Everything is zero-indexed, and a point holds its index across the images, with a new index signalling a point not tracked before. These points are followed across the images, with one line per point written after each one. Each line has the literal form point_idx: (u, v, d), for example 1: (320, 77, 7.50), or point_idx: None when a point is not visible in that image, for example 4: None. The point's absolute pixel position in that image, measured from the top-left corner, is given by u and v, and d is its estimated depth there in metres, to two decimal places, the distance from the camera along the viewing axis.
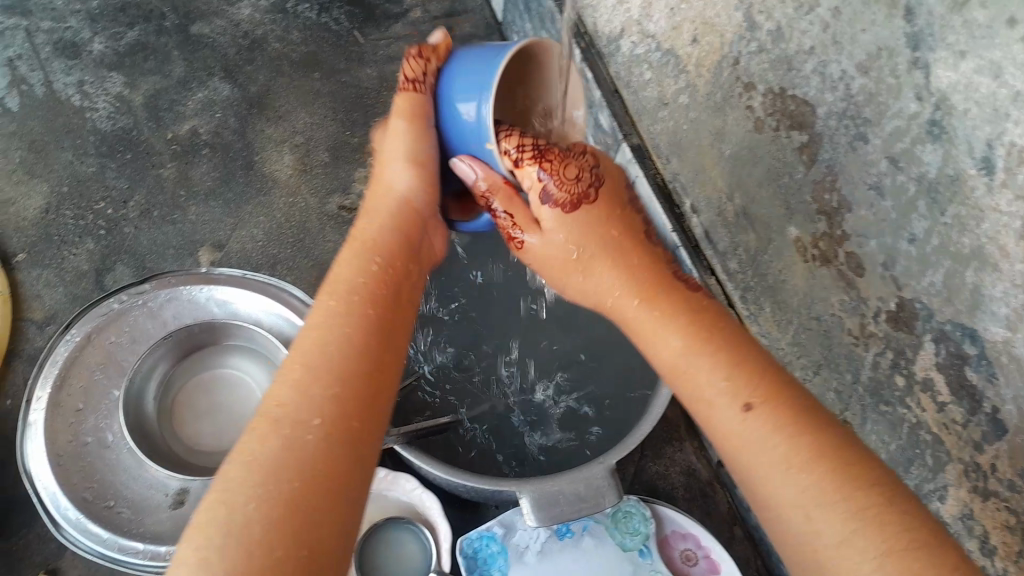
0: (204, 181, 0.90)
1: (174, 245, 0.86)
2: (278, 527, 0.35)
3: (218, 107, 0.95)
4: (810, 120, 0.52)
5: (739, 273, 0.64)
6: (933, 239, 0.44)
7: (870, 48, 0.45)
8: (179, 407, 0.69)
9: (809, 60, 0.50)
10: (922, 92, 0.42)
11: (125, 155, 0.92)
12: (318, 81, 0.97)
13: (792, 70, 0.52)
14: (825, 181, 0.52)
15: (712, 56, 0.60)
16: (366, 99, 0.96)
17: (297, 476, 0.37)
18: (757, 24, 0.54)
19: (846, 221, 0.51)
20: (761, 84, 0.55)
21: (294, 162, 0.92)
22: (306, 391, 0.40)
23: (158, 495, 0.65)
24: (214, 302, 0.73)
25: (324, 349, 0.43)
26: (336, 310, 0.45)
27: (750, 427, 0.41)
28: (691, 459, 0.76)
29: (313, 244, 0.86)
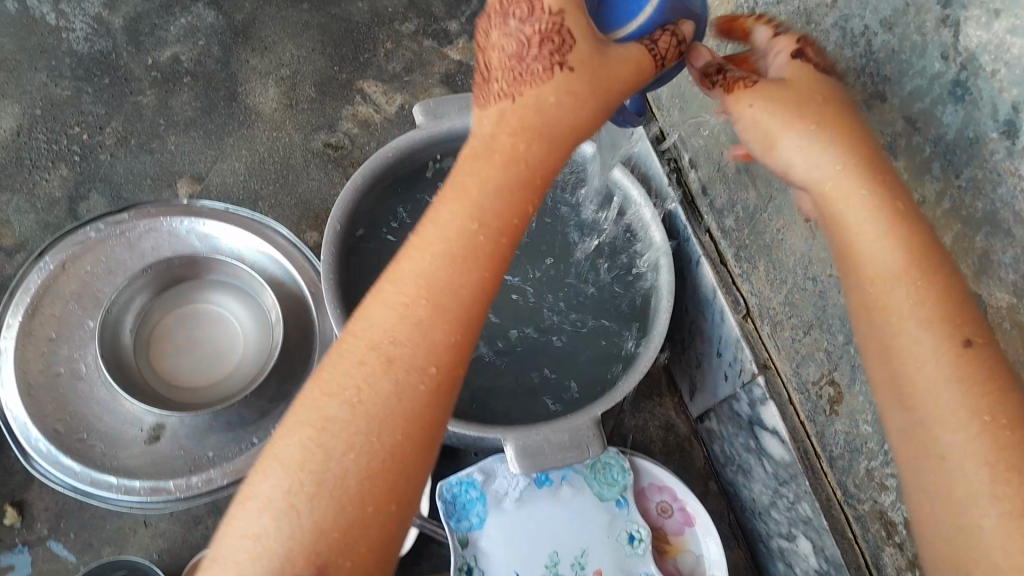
0: (184, 111, 0.87)
1: (152, 175, 0.84)
2: (375, 484, 0.34)
3: (200, 34, 0.92)
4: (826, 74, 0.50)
5: (734, 230, 0.62)
6: (946, 201, 0.43)
7: (897, 5, 0.44)
8: (156, 342, 0.67)
9: (830, 13, 0.49)
10: (948, 51, 0.41)
11: (103, 79, 0.88)
12: (306, 13, 0.94)
13: (810, 24, 0.51)
14: None
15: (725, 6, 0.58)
16: (357, 34, 0.93)
17: (395, 433, 0.35)
18: None
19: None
20: None
21: (279, 96, 0.89)
22: (426, 332, 0.35)
23: (132, 430, 0.63)
24: (195, 235, 0.71)
25: (448, 277, 0.36)
26: (468, 222, 0.36)
27: (957, 366, 0.36)
28: (671, 414, 0.76)
29: (297, 181, 0.84)
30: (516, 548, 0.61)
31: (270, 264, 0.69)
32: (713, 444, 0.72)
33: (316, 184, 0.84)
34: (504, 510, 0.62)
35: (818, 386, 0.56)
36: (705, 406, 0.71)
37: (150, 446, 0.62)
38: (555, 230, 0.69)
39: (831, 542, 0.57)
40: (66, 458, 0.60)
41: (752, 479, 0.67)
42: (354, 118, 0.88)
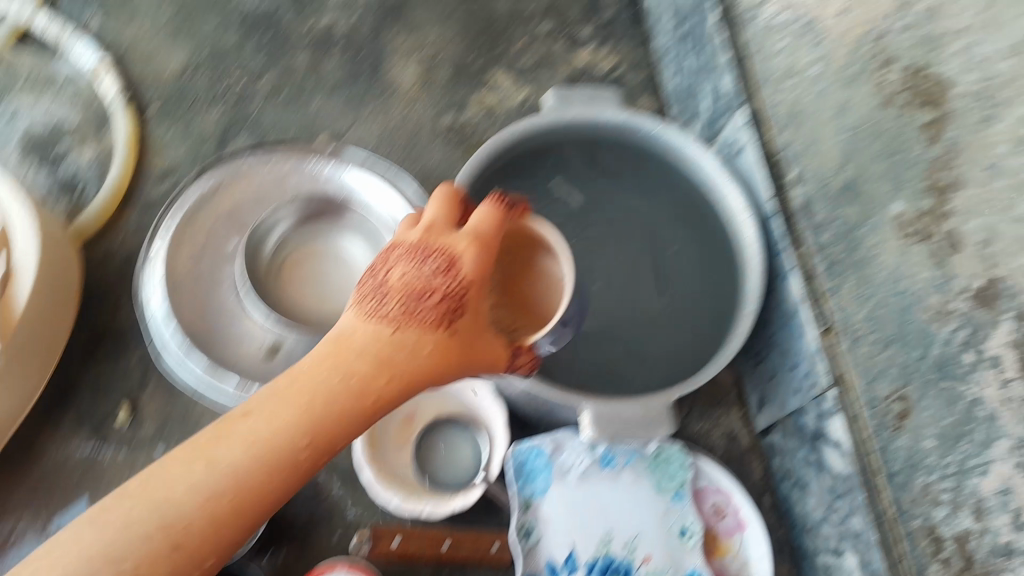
0: (331, 73, 1.15)
1: (294, 129, 1.11)
2: (213, 495, 0.51)
3: (356, 8, 1.19)
4: (942, 102, 0.68)
5: (829, 246, 0.78)
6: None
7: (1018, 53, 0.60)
8: (289, 270, 0.90)
9: (960, 38, 0.68)
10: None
11: (265, 33, 1.16)
12: (452, 4, 1.20)
13: (937, 48, 0.68)
14: (941, 162, 0.68)
15: (856, 30, 0.75)
16: (494, 29, 1.18)
17: (238, 488, 0.52)
18: (914, 4, 0.71)
19: (955, 195, 0.68)
20: (902, 63, 0.71)
21: (417, 74, 1.15)
22: (250, 462, 0.52)
23: (256, 347, 0.85)
24: (331, 180, 0.92)
25: (292, 441, 0.53)
26: (200, 469, 0.52)
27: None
28: (734, 426, 0.96)
29: (422, 152, 1.10)
30: (572, 526, 0.84)
31: (392, 214, 0.90)
32: (772, 457, 0.92)
33: (435, 157, 1.10)
34: (565, 481, 0.85)
35: (886, 403, 0.72)
36: (771, 423, 0.91)
37: (268, 360, 0.84)
38: (624, 250, 0.92)
39: (877, 556, 0.71)
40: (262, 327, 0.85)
41: (807, 493, 0.85)
42: (477, 103, 1.13)
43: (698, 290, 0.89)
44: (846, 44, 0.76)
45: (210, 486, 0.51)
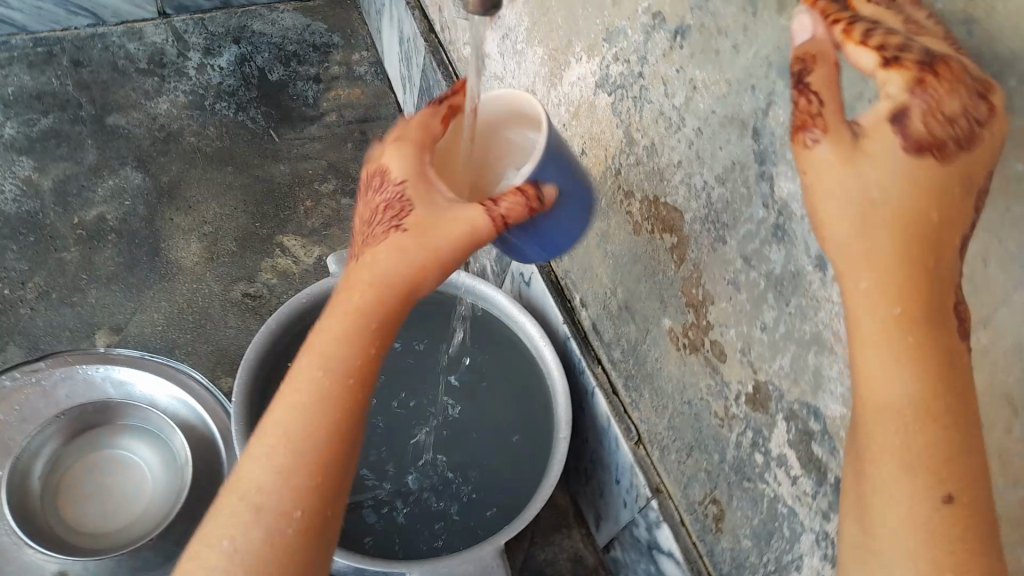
0: (106, 266, 1.09)
1: (70, 327, 1.03)
2: (275, 511, 0.46)
3: (126, 196, 1.15)
4: (678, 224, 0.72)
5: (622, 362, 0.86)
6: (782, 325, 0.62)
7: (727, 162, 0.64)
8: (62, 491, 0.80)
9: (676, 170, 0.70)
10: (768, 200, 0.61)
11: (27, 237, 1.10)
12: (230, 176, 1.19)
13: (663, 179, 0.73)
14: (692, 278, 0.72)
15: (598, 167, 0.83)
16: (277, 193, 1.19)
17: (287, 523, 0.46)
18: (635, 140, 0.75)
19: (709, 312, 0.70)
20: (639, 193, 0.77)
21: (201, 251, 1.11)
22: (288, 485, 0.47)
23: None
24: (109, 381, 0.87)
25: (270, 495, 0.46)
26: (245, 516, 0.46)
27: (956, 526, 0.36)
28: (579, 546, 0.97)
29: (214, 330, 1.04)
30: None
31: (178, 404, 0.86)
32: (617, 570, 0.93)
33: (231, 330, 1.05)
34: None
35: (702, 506, 0.77)
36: (611, 537, 0.92)
37: None
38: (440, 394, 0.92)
39: None
40: (38, 561, 0.75)
41: None
42: (270, 270, 1.11)
43: (509, 422, 0.89)
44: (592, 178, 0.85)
45: (269, 530, 0.46)
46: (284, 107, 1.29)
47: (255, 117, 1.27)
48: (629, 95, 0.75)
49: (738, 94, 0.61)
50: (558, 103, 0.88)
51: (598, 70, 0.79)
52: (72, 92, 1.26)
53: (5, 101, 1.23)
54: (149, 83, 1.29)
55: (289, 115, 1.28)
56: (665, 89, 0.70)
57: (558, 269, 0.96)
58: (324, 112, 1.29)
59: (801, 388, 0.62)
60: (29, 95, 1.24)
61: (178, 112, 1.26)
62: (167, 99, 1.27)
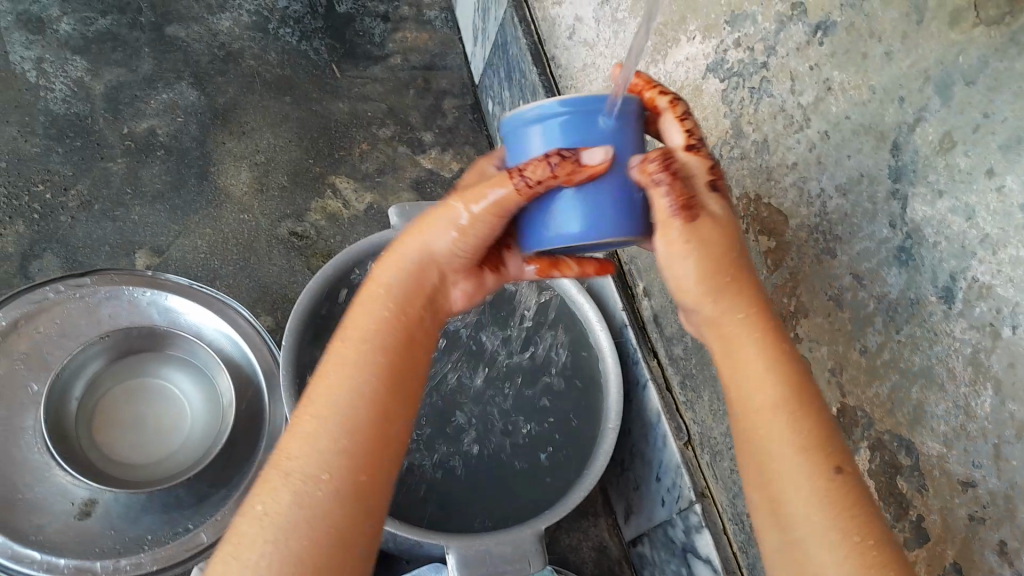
0: (153, 183, 1.05)
1: (111, 242, 0.99)
2: (348, 451, 0.48)
3: (180, 112, 1.11)
4: (781, 228, 0.70)
5: (683, 358, 0.84)
6: (885, 352, 0.60)
7: (853, 174, 0.62)
8: (100, 414, 0.78)
9: (789, 172, 0.68)
10: (896, 221, 0.58)
11: (74, 141, 1.06)
12: (289, 106, 1.15)
13: (770, 179, 0.70)
14: (787, 286, 0.69)
15: None
16: (334, 130, 1.14)
17: (359, 469, 0.48)
18: (744, 133, 0.73)
19: (800, 325, 0.68)
20: (739, 188, 0.74)
21: (251, 180, 1.08)
22: (347, 451, 0.48)
23: (65, 502, 0.73)
24: (154, 306, 0.84)
25: (352, 429, 0.48)
26: (327, 447, 0.47)
27: (819, 487, 0.45)
28: (604, 536, 0.96)
29: (259, 264, 1.01)
30: None
31: (224, 339, 0.83)
32: (642, 566, 0.91)
33: (275, 267, 1.01)
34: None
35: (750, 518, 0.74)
36: (640, 533, 0.91)
37: (80, 520, 0.72)
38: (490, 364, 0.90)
39: None
40: (70, 485, 0.74)
41: None
42: (320, 211, 1.07)
43: (558, 404, 0.86)
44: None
45: (344, 465, 0.47)
46: (349, 42, 1.24)
47: (318, 48, 1.22)
48: (745, 85, 0.73)
49: (881, 105, 0.59)
50: (657, 81, 0.86)
51: (713, 52, 0.76)
52: None
53: None
54: None
55: (354, 52, 1.23)
56: (792, 85, 0.67)
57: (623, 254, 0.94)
58: (390, 53, 1.24)
59: (894, 420, 0.60)
60: None
61: (240, 32, 1.21)
62: (229, 17, 1.22)
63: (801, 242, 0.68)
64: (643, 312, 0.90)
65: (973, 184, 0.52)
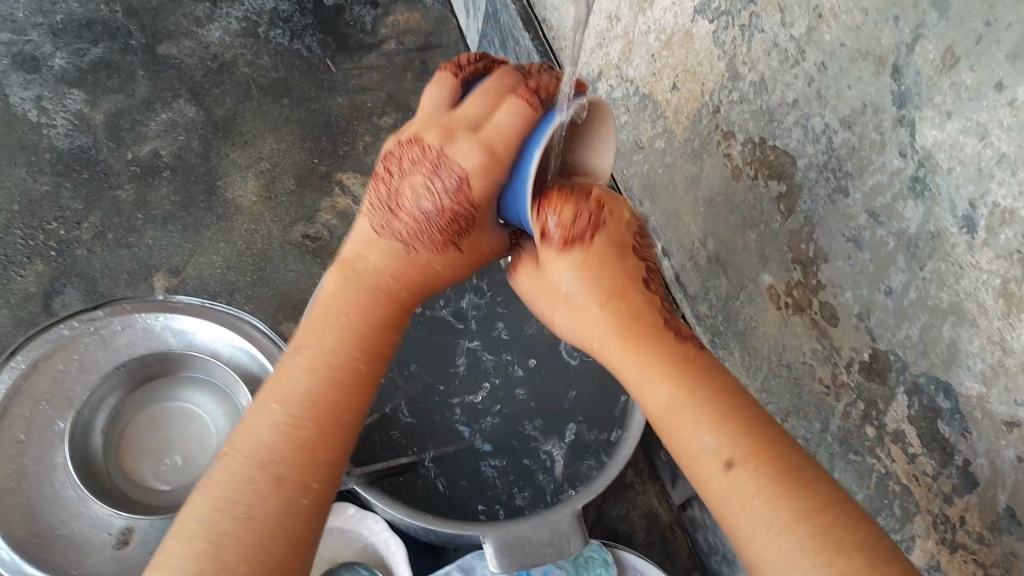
0: (162, 204, 1.05)
1: (129, 270, 1.00)
2: (295, 430, 0.49)
3: (181, 130, 1.11)
4: (790, 170, 0.65)
5: (710, 316, 0.80)
6: (911, 292, 0.56)
7: (856, 104, 0.57)
8: (126, 443, 0.79)
9: (791, 111, 0.64)
10: (906, 149, 0.54)
11: (81, 174, 1.06)
12: (287, 108, 1.14)
13: (773, 120, 0.66)
14: (803, 231, 0.65)
15: (692, 103, 0.76)
16: (335, 127, 1.13)
17: (306, 441, 0.49)
18: (740, 75, 0.69)
19: (820, 271, 0.64)
20: (741, 134, 0.70)
21: (259, 188, 1.07)
22: (295, 432, 0.49)
23: (102, 534, 0.74)
24: (168, 330, 0.84)
25: (304, 407, 0.50)
26: (277, 426, 0.49)
27: (723, 481, 0.47)
28: (654, 503, 0.94)
29: (275, 272, 1.00)
30: None
31: (240, 352, 0.83)
32: (695, 530, 0.89)
33: (292, 273, 1.00)
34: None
35: None
36: (689, 497, 0.88)
37: (118, 550, 0.73)
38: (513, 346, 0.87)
39: None
40: (106, 516, 0.75)
41: (737, 570, 0.82)
42: (330, 210, 1.06)
43: (586, 379, 0.84)
44: (684, 116, 0.78)
45: (293, 439, 0.49)
46: (341, 34, 1.22)
47: (310, 46, 1.20)
48: (735, 23, 0.68)
49: (875, 26, 0.54)
50: (648, 31, 0.81)
51: None
52: (124, 21, 1.20)
53: (53, 30, 1.17)
54: (200, 9, 1.22)
55: (347, 43, 1.21)
56: (781, 17, 0.63)
57: (637, 215, 0.90)
58: (382, 39, 1.22)
59: (929, 361, 0.55)
60: (77, 24, 1.19)
61: (231, 40, 1.20)
62: (218, 27, 1.21)
63: (811, 182, 0.63)
64: (665, 273, 0.87)
65: (983, 100, 0.47)
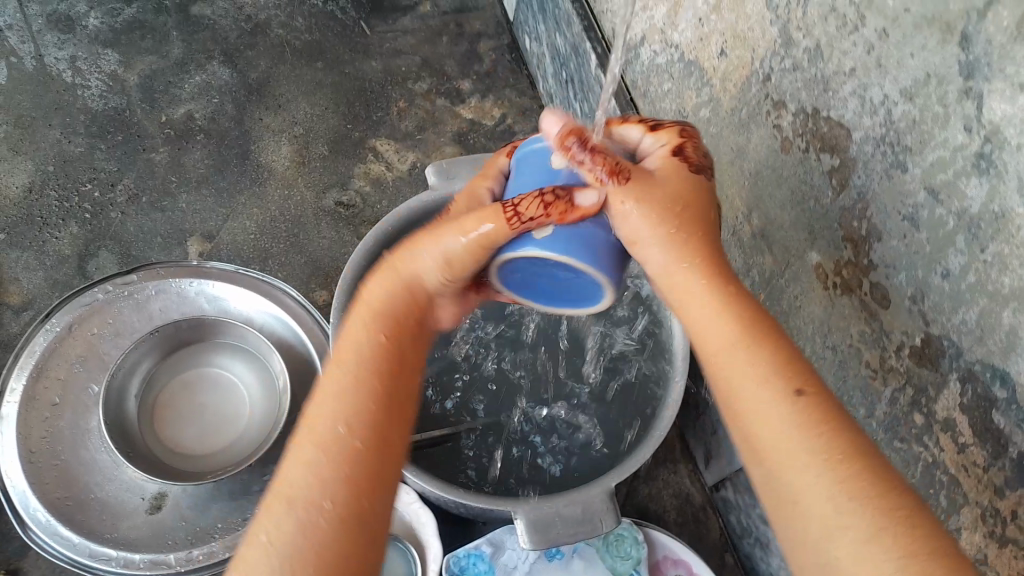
0: (196, 167, 1.04)
1: (162, 234, 0.99)
2: (348, 454, 0.45)
3: (214, 92, 1.09)
4: (843, 143, 0.62)
5: (751, 294, 0.78)
6: (970, 274, 0.53)
7: (919, 74, 0.54)
8: (159, 408, 0.79)
9: (847, 80, 0.60)
10: (972, 123, 0.50)
11: (115, 136, 1.05)
12: (321, 72, 1.12)
13: (827, 90, 0.63)
14: (855, 208, 0.62)
15: (740, 70, 0.73)
16: (370, 91, 1.11)
17: (360, 467, 0.45)
18: (794, 42, 0.65)
19: (872, 250, 0.61)
20: (793, 103, 0.67)
21: (292, 153, 1.05)
22: (345, 456, 0.45)
23: (134, 498, 0.75)
24: (202, 296, 0.83)
25: (355, 429, 0.46)
26: (326, 455, 0.45)
27: (785, 410, 0.44)
28: (685, 483, 0.92)
29: (307, 239, 0.99)
30: None
31: (274, 320, 0.82)
32: (728, 510, 0.87)
33: (324, 241, 0.99)
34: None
35: None
36: (723, 477, 0.86)
37: (151, 515, 0.74)
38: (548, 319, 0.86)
39: None
40: (139, 481, 0.76)
41: (770, 553, 0.80)
42: (364, 176, 1.04)
43: (623, 354, 0.82)
44: (732, 84, 0.75)
45: (350, 469, 0.45)
46: None
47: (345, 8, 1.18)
48: None
49: None
50: None
51: None
52: None
53: None
54: None
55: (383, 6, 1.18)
56: None
57: None
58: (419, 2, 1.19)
59: (986, 348, 0.53)
60: None
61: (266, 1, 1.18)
62: None
63: (865, 156, 0.60)
64: None
65: None
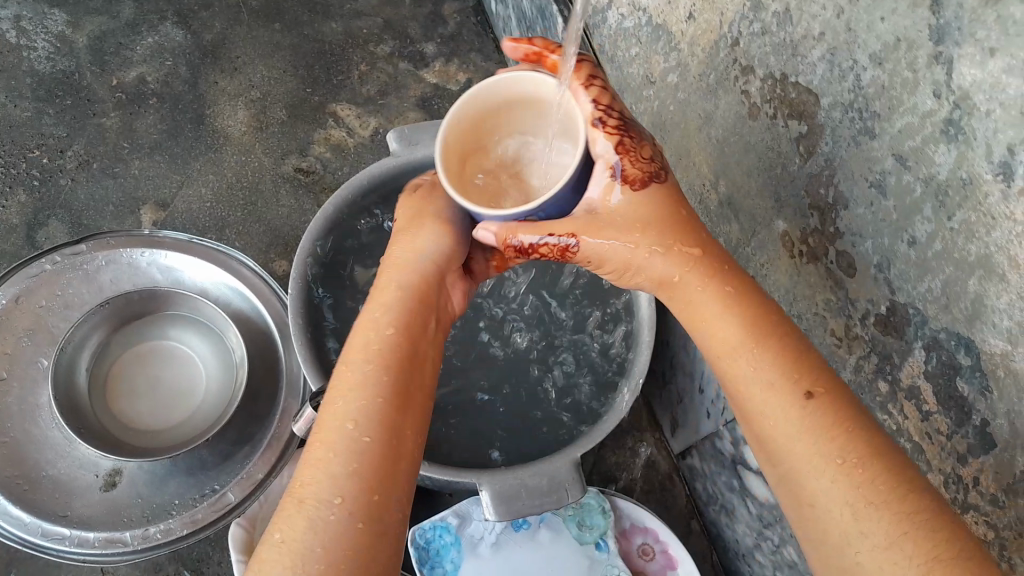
0: (149, 132, 1.01)
1: (114, 202, 0.96)
2: (359, 454, 0.44)
3: (167, 55, 1.06)
4: (811, 110, 0.61)
5: None
6: (937, 242, 0.52)
7: (889, 39, 0.53)
8: (113, 382, 0.77)
9: (816, 45, 0.59)
10: (941, 88, 0.50)
11: (64, 100, 1.01)
12: (279, 34, 1.08)
13: (796, 55, 0.62)
14: (822, 176, 0.62)
15: (708, 35, 0.72)
16: (330, 55, 1.07)
17: (372, 467, 0.43)
18: (762, 5, 0.64)
19: (839, 218, 0.61)
20: (761, 68, 0.66)
21: (249, 119, 1.02)
22: (351, 453, 0.43)
23: (88, 475, 0.73)
24: (156, 266, 0.81)
25: (363, 430, 0.44)
26: (333, 454, 0.43)
27: (797, 413, 0.44)
28: (652, 451, 0.92)
29: (267, 207, 0.97)
30: None
31: (231, 291, 0.80)
32: (693, 477, 0.87)
33: (284, 208, 0.97)
34: (478, 553, 0.77)
35: None
36: (689, 445, 0.86)
37: (105, 491, 0.72)
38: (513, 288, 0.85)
39: None
40: (92, 457, 0.74)
41: (735, 520, 0.81)
42: (324, 142, 1.01)
43: (589, 324, 0.81)
44: (700, 49, 0.73)
45: (360, 468, 0.43)
46: None
47: None
48: None
49: None
50: None
51: None
52: None
53: None
54: None
55: None
56: None
57: None
58: None
59: (951, 315, 0.52)
60: None
61: None
62: None
63: (833, 122, 0.59)
64: None
65: None
